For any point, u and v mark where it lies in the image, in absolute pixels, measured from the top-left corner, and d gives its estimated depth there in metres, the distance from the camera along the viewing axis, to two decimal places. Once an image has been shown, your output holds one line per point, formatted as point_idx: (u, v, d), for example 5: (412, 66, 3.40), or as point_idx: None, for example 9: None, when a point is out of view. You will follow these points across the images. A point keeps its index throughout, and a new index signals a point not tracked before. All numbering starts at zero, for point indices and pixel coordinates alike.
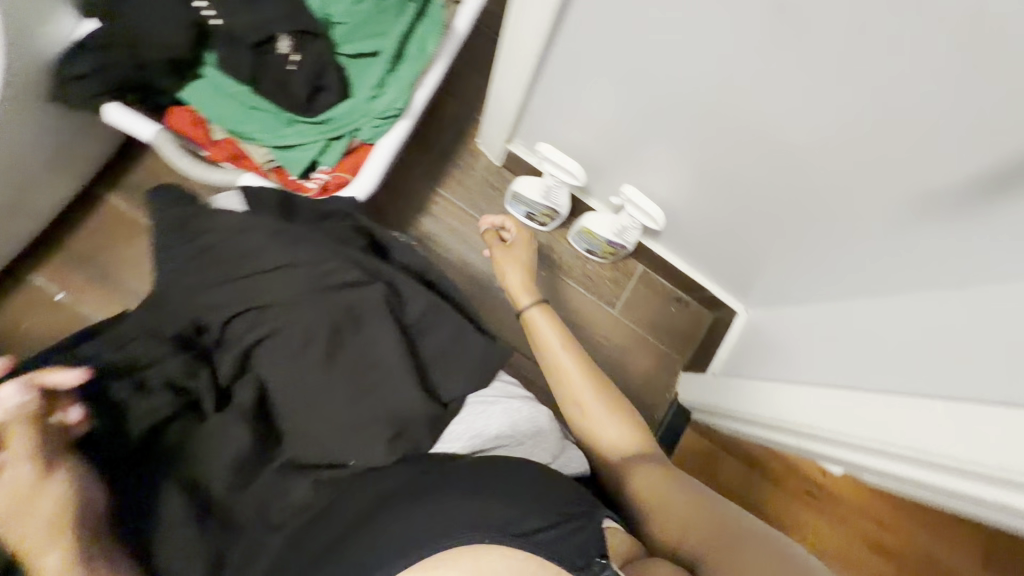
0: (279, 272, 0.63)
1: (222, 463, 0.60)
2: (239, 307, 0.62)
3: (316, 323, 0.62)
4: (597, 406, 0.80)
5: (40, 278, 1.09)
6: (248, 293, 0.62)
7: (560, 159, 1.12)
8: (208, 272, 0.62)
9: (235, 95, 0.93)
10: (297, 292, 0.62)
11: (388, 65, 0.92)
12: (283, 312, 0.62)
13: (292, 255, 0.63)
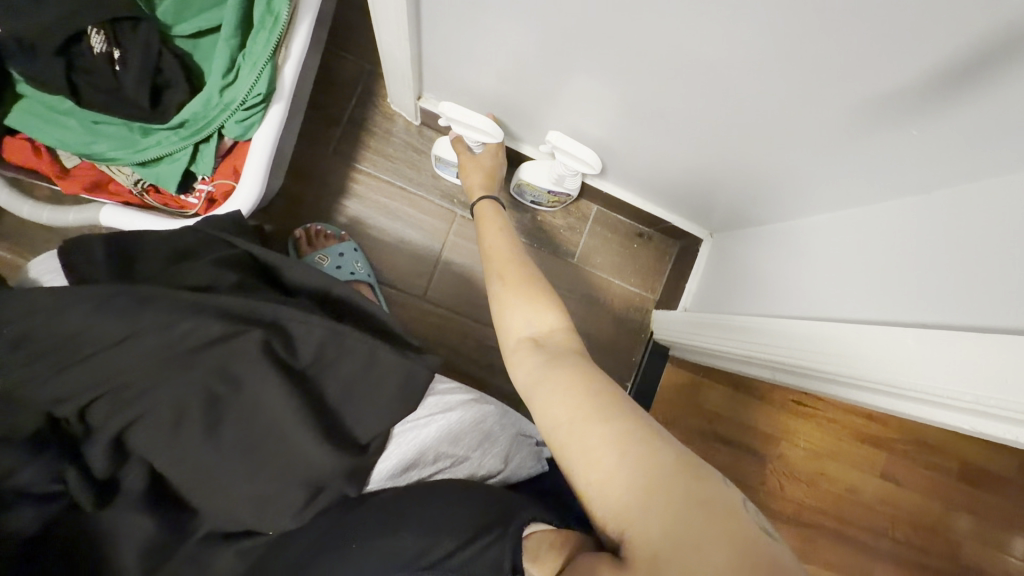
0: (122, 346, 0.55)
1: (129, 553, 0.57)
2: (92, 393, 0.55)
3: (191, 390, 0.57)
4: (528, 293, 0.70)
5: None
6: (98, 376, 0.55)
7: (465, 117, 0.97)
8: (39, 363, 0.53)
9: (67, 112, 0.77)
10: (154, 369, 0.56)
11: (233, 40, 0.77)
12: (147, 393, 0.56)
13: (133, 325, 0.55)
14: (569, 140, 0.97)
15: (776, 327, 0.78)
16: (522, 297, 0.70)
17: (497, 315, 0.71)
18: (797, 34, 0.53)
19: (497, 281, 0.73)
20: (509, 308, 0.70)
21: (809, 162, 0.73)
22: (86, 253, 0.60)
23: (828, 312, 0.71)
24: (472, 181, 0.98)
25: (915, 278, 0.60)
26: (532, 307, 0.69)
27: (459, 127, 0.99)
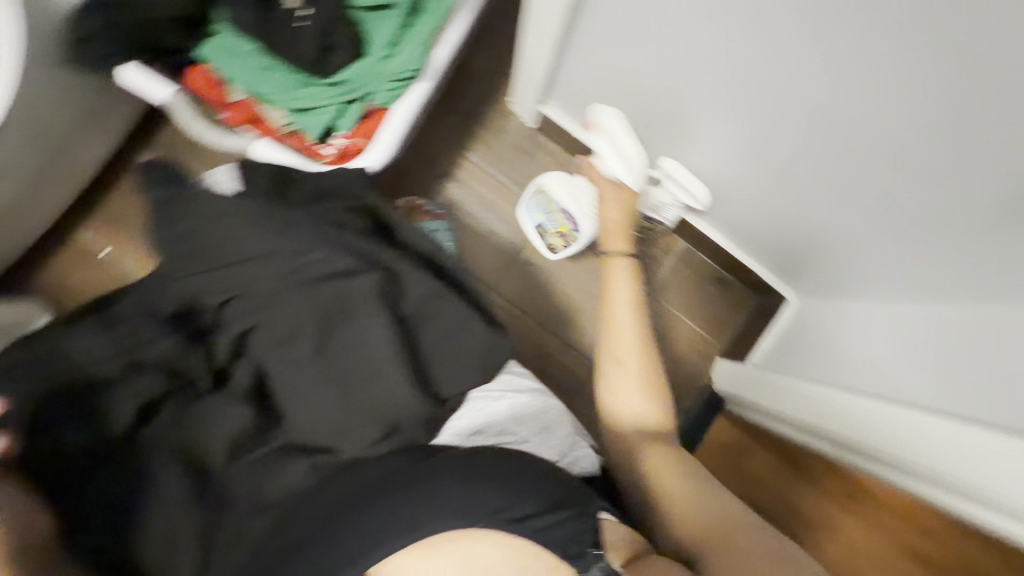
0: (271, 253, 0.64)
1: (217, 437, 0.62)
2: (233, 288, 0.64)
3: (310, 307, 0.64)
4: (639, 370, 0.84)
5: (87, 232, 1.13)
6: (231, 280, 0.64)
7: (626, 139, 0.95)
8: (187, 261, 0.64)
9: (247, 53, 0.87)
10: (280, 284, 0.64)
11: (403, 20, 0.83)
12: (267, 305, 0.64)
13: (286, 234, 0.64)
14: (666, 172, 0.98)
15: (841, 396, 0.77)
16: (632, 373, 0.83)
17: (602, 376, 0.86)
18: (964, 112, 0.52)
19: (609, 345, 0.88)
20: (615, 378, 0.84)
21: (890, 243, 0.75)
22: (252, 177, 0.71)
23: (900, 394, 0.70)
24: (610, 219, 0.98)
25: (1002, 384, 0.58)
26: (638, 381, 0.83)
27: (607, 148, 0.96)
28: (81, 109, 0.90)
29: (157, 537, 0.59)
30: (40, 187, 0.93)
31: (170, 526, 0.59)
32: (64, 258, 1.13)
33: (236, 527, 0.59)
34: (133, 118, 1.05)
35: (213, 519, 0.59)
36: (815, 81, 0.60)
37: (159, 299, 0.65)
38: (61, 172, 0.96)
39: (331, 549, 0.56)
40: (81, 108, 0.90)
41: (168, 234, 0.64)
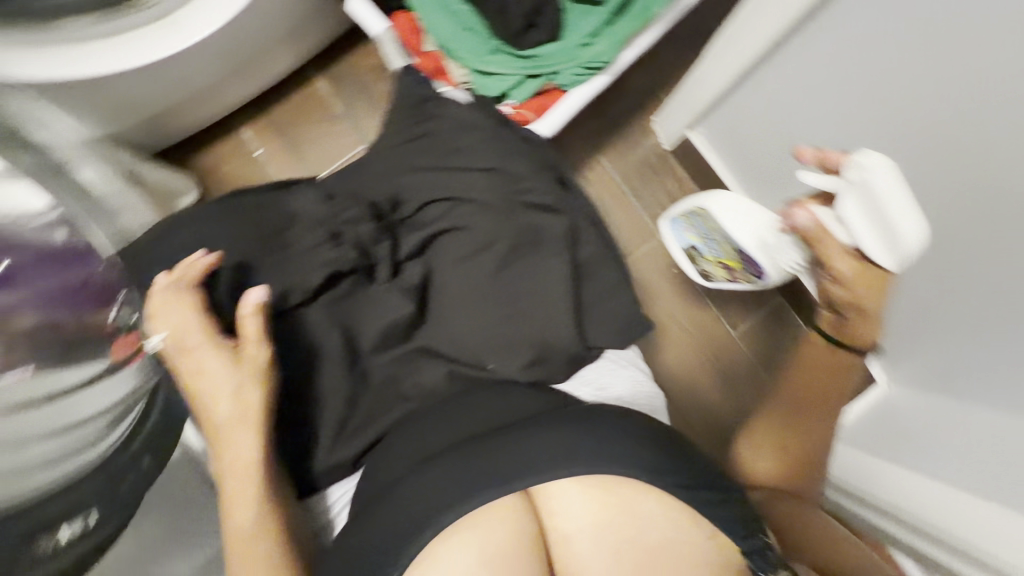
0: (478, 174, 0.71)
1: (378, 322, 0.67)
2: (439, 195, 0.71)
3: (495, 233, 0.69)
4: (804, 444, 0.73)
5: (246, 132, 1.25)
6: (448, 185, 0.71)
7: (895, 215, 0.62)
8: (425, 155, 0.73)
9: (458, 11, 0.94)
10: (492, 199, 0.70)
11: (607, 16, 0.88)
12: (472, 213, 0.70)
13: (492, 161, 0.72)
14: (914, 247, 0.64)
15: (882, 467, 0.82)
16: (798, 440, 0.74)
17: (759, 417, 0.78)
18: None
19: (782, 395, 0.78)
20: (778, 430, 0.75)
21: None
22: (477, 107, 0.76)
23: (923, 465, 0.76)
24: (863, 298, 0.69)
25: None
26: (799, 451, 0.73)
27: (860, 230, 0.64)
28: (293, 20, 1.01)
29: (311, 388, 0.66)
30: (233, 79, 1.06)
31: (324, 382, 0.66)
32: (222, 145, 1.24)
33: (377, 402, 0.66)
34: (323, 41, 1.16)
35: (361, 390, 0.66)
36: (981, 155, 0.62)
37: (366, 185, 0.74)
38: (253, 69, 1.08)
39: (498, 459, 0.54)
40: (294, 20, 1.01)
41: (403, 136, 0.75)
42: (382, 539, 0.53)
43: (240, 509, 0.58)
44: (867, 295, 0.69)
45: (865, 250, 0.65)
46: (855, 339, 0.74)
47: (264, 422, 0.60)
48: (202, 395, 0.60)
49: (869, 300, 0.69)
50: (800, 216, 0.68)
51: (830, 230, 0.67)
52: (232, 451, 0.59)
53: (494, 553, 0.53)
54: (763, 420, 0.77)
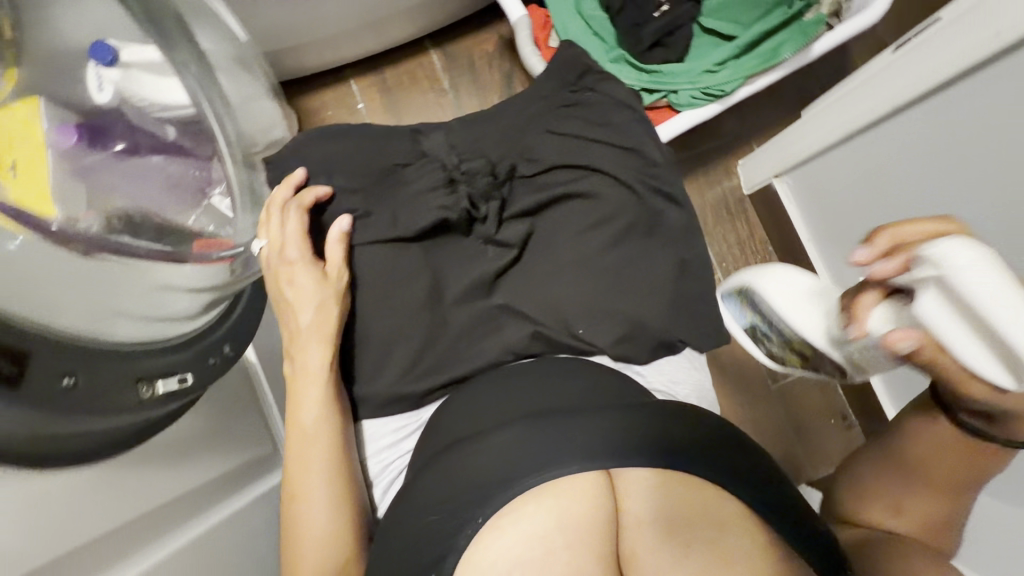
0: (614, 149, 0.65)
1: (471, 274, 0.64)
2: (571, 160, 0.64)
3: (617, 207, 0.64)
4: (912, 493, 0.56)
5: (354, 84, 1.30)
6: (576, 150, 0.64)
7: (1013, 326, 0.39)
8: (549, 113, 0.65)
9: (596, 17, 0.99)
10: (622, 173, 0.64)
11: (735, 51, 0.93)
12: (599, 183, 0.64)
13: (633, 140, 0.64)
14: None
15: None
16: (902, 490, 0.56)
17: (856, 467, 0.61)
18: None
19: (878, 445, 0.60)
20: (869, 478, 0.59)
21: None
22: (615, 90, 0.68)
23: None
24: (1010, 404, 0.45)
25: None
26: (905, 501, 0.56)
27: (975, 357, 0.42)
28: None
29: (388, 323, 0.63)
30: (364, 29, 1.12)
31: (401, 321, 0.63)
32: (330, 90, 1.30)
33: (447, 351, 0.63)
34: (450, 16, 1.22)
35: (435, 336, 0.63)
36: None
37: (488, 142, 0.67)
38: (383, 26, 1.14)
39: (591, 428, 0.54)
40: None
41: (557, 97, 0.65)
42: (473, 489, 0.53)
43: (300, 413, 0.59)
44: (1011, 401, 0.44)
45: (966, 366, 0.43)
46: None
47: (333, 338, 0.61)
48: (284, 305, 0.61)
49: (1013, 400, 0.44)
50: (901, 344, 0.44)
51: (946, 351, 0.43)
52: (301, 357, 0.61)
53: (569, 520, 0.52)
54: (857, 464, 0.61)
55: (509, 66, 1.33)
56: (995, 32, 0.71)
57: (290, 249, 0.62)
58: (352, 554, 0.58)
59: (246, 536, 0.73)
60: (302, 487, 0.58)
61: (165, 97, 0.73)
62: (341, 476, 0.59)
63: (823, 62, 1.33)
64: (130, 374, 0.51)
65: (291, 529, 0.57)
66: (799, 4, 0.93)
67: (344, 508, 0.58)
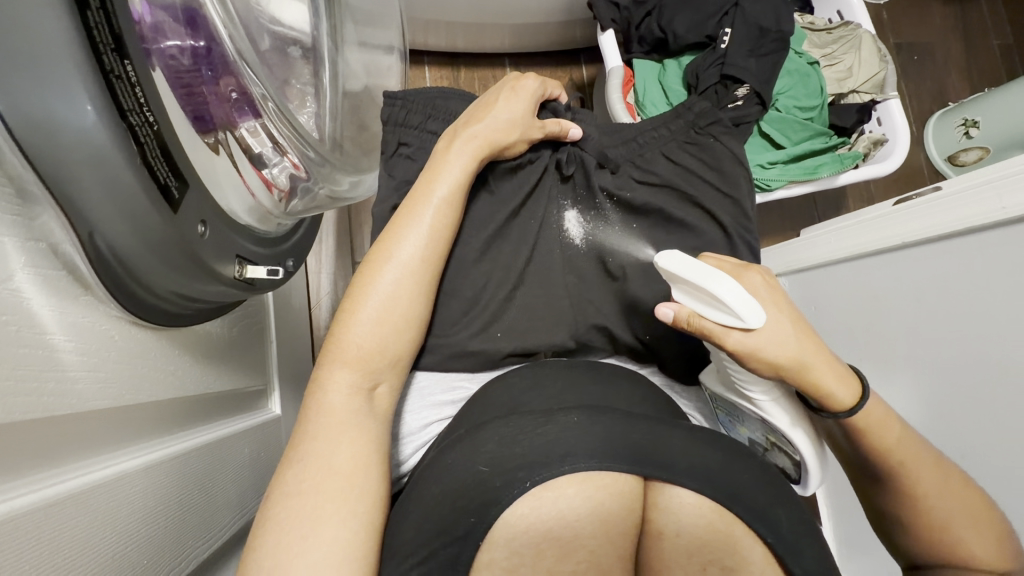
0: (719, 193, 0.70)
1: (557, 260, 0.68)
2: (678, 186, 0.69)
3: (710, 242, 0.69)
4: (928, 488, 0.58)
5: (428, 71, 1.36)
6: (685, 180, 0.70)
7: (708, 281, 0.53)
8: (665, 141, 0.70)
9: (676, 90, 1.11)
10: (721, 214, 0.69)
11: (783, 158, 1.08)
12: (698, 216, 0.69)
13: (737, 190, 0.70)
14: (752, 304, 0.53)
15: None
16: (945, 512, 0.57)
17: (885, 515, 0.61)
18: None
19: (869, 486, 0.62)
20: (906, 523, 0.59)
21: None
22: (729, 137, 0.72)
23: None
24: (768, 356, 0.55)
25: None
26: (958, 521, 0.57)
27: (719, 315, 0.54)
28: (538, 12, 1.16)
29: (472, 284, 0.65)
30: (463, 26, 1.18)
31: (482, 285, 0.65)
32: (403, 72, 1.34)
33: (511, 325, 0.65)
34: (537, 44, 1.31)
35: (509, 301, 0.66)
36: None
37: (606, 141, 0.69)
38: (479, 29, 1.21)
39: (638, 433, 0.49)
40: (539, 12, 1.16)
41: (682, 134, 0.70)
42: (508, 457, 0.47)
43: (435, 180, 0.58)
44: (767, 347, 0.54)
45: (734, 320, 0.54)
46: (820, 389, 0.57)
47: (485, 155, 0.60)
48: (486, 120, 0.60)
49: (775, 351, 0.55)
50: (664, 315, 0.57)
51: (698, 317, 0.55)
52: (446, 164, 0.58)
53: (605, 518, 0.44)
54: (876, 507, 0.62)
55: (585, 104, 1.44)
56: (999, 207, 0.79)
57: (519, 93, 0.63)
58: (400, 345, 0.55)
59: (233, 463, 0.67)
60: (396, 250, 0.56)
61: (283, 14, 0.61)
62: (430, 266, 0.57)
63: (824, 198, 1.55)
64: (215, 234, 0.46)
65: (364, 281, 0.55)
66: (836, 140, 1.11)
67: (416, 299, 0.56)
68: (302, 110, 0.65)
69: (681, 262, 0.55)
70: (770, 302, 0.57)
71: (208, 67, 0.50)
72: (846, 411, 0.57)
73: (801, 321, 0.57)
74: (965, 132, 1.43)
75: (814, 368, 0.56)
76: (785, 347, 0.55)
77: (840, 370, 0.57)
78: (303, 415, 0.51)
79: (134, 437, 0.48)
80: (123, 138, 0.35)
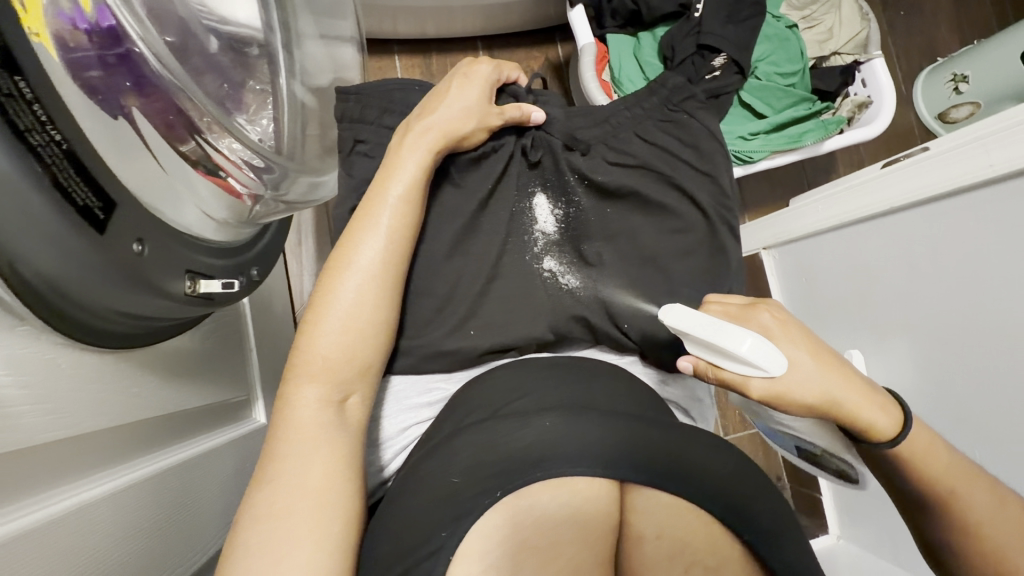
0: (696, 172, 0.67)
1: (531, 251, 0.66)
2: (655, 167, 0.67)
3: (690, 224, 0.67)
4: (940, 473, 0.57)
5: (399, 61, 1.32)
6: (660, 159, 0.67)
7: (720, 337, 0.51)
8: (639, 123, 0.67)
9: (651, 64, 1.08)
10: (700, 195, 0.67)
11: (766, 128, 1.04)
12: (677, 198, 0.67)
13: (715, 167, 0.67)
14: (773, 352, 0.51)
15: None
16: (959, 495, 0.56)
17: (933, 539, 0.59)
18: None
19: (914, 510, 0.60)
20: (955, 548, 0.57)
21: None
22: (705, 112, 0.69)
23: None
24: (794, 397, 0.53)
25: None
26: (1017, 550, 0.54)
27: (742, 370, 0.52)
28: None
29: (444, 281, 0.63)
30: (431, 11, 1.14)
31: (453, 282, 0.63)
32: (371, 62, 1.30)
33: (487, 322, 0.63)
34: (510, 25, 1.27)
35: (484, 297, 0.64)
36: None
37: (578, 123, 0.66)
38: (447, 13, 1.17)
39: (615, 431, 0.48)
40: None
41: (656, 112, 0.67)
42: (483, 463, 0.46)
43: (389, 179, 0.55)
44: (792, 390, 0.53)
45: (757, 370, 0.52)
46: (858, 421, 0.56)
47: (441, 148, 0.57)
48: (442, 113, 0.58)
49: (800, 390, 0.53)
50: (683, 369, 0.56)
51: (716, 369, 0.54)
52: (402, 162, 0.56)
53: (586, 522, 0.44)
54: (922, 529, 0.60)
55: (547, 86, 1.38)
56: (987, 165, 0.76)
57: (471, 81, 0.60)
58: (369, 350, 0.53)
59: (215, 480, 0.66)
60: (355, 254, 0.54)
61: (235, 12, 0.58)
62: (394, 268, 0.55)
63: (814, 164, 1.52)
64: (154, 252, 0.44)
65: (326, 291, 0.53)
66: (820, 105, 1.07)
67: (382, 302, 0.54)
68: (253, 121, 0.62)
69: (694, 325, 0.53)
70: (783, 341, 0.55)
71: (129, 78, 0.44)
72: (889, 442, 0.57)
73: (813, 356, 0.55)
74: (954, 87, 1.39)
75: (843, 402, 0.55)
76: (807, 387, 0.54)
77: (879, 400, 0.57)
78: (271, 432, 0.50)
79: (98, 464, 0.47)
80: (23, 159, 0.33)
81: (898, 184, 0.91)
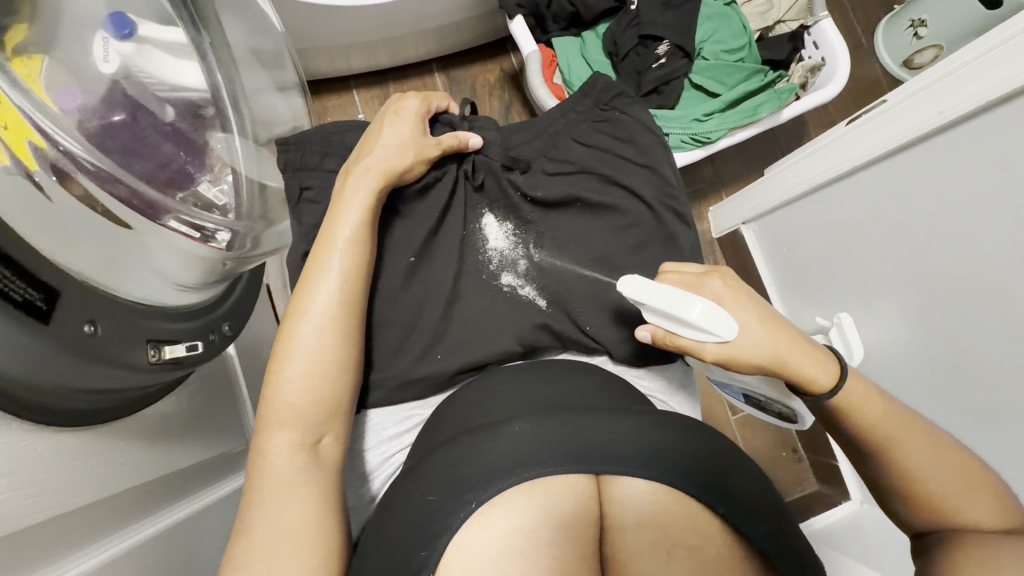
0: (637, 167, 0.68)
1: (487, 269, 0.67)
2: (597, 168, 0.68)
3: (637, 219, 0.67)
4: (896, 434, 0.56)
5: (358, 95, 1.35)
6: (601, 161, 0.68)
7: (674, 305, 0.53)
8: (575, 128, 0.68)
9: (598, 61, 1.08)
10: (643, 190, 0.67)
11: (719, 107, 1.04)
12: (622, 195, 0.68)
13: (654, 159, 0.68)
14: (721, 317, 0.53)
15: None
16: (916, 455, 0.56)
17: (880, 485, 0.59)
18: None
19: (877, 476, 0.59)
20: (902, 492, 0.57)
21: None
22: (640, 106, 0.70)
23: None
24: (743, 359, 0.54)
25: None
26: (952, 485, 0.55)
27: (696, 335, 0.54)
28: (448, 14, 1.14)
29: (407, 310, 0.64)
30: (378, 44, 1.17)
31: (416, 309, 0.64)
32: (331, 100, 1.33)
33: (458, 341, 0.64)
34: (458, 44, 1.29)
35: (448, 318, 0.65)
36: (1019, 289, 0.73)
37: (517, 137, 0.68)
38: (393, 44, 1.19)
39: (590, 435, 0.48)
40: (448, 14, 1.14)
41: (589, 115, 0.68)
42: (452, 481, 0.47)
43: (336, 223, 0.57)
44: (741, 353, 0.54)
45: (709, 336, 0.53)
46: (800, 377, 0.56)
47: (383, 185, 0.59)
48: (377, 152, 0.59)
49: (749, 353, 0.54)
50: (642, 339, 0.57)
51: (673, 337, 0.55)
52: (344, 206, 0.58)
53: (567, 520, 0.45)
54: (866, 473, 0.60)
55: (504, 96, 1.40)
56: (935, 112, 0.77)
57: (400, 117, 0.62)
58: (337, 390, 0.55)
59: (213, 534, 0.67)
60: (309, 301, 0.55)
61: (184, 77, 0.60)
62: (349, 308, 0.56)
63: (784, 131, 1.51)
64: (110, 330, 0.46)
65: (286, 340, 0.55)
66: (772, 75, 1.07)
67: (342, 343, 0.55)
68: (217, 181, 0.64)
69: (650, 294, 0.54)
70: (735, 306, 0.55)
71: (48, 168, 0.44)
72: (828, 394, 0.56)
73: (763, 319, 0.55)
74: (914, 33, 1.38)
75: (789, 359, 0.55)
76: (755, 348, 0.54)
77: (817, 355, 0.57)
78: (249, 483, 0.51)
79: (89, 537, 0.49)
80: None
81: (860, 141, 0.91)
